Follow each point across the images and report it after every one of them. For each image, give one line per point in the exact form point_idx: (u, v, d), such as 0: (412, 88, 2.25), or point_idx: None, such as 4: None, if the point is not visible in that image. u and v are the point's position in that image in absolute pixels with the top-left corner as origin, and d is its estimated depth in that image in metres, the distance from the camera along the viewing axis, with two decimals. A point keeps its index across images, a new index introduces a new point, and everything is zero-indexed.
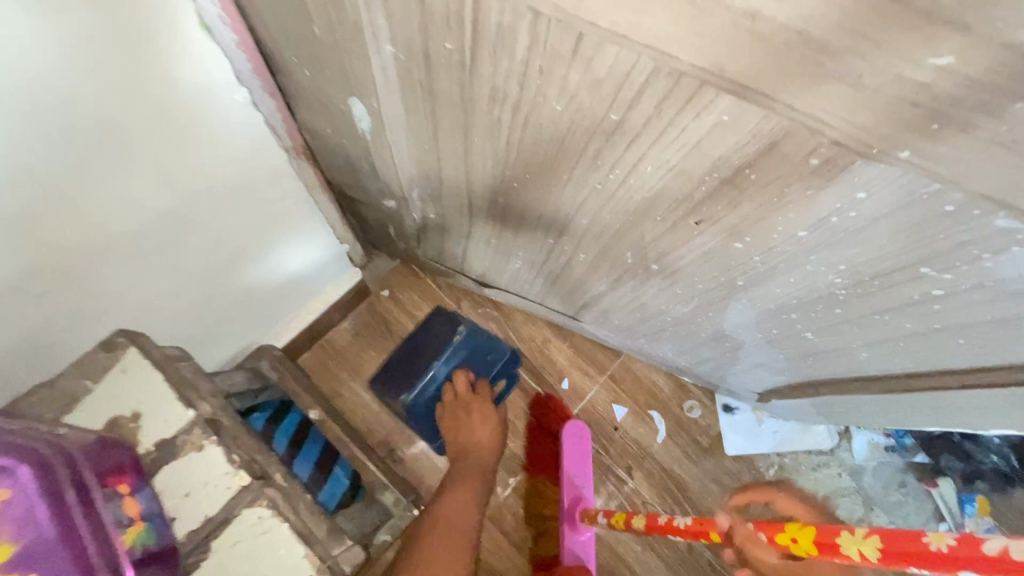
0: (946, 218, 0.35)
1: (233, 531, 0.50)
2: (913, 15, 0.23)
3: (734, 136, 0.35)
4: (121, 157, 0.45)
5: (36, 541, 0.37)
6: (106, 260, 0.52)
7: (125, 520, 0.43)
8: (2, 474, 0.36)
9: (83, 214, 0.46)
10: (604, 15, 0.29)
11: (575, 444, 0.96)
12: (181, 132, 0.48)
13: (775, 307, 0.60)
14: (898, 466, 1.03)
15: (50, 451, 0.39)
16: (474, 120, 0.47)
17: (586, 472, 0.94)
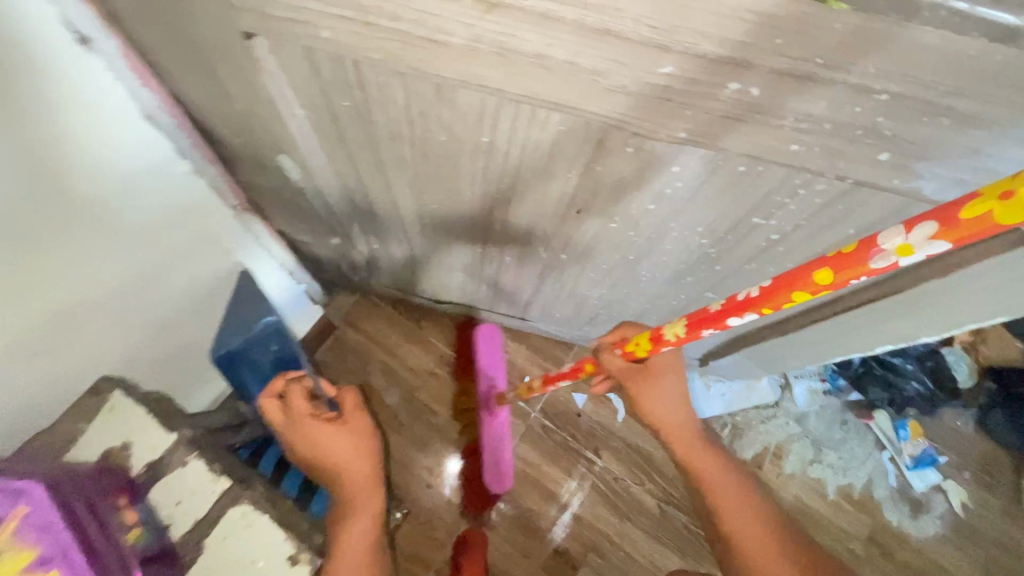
0: (743, 177, 0.45)
1: (223, 528, 0.58)
2: (637, 43, 0.33)
3: (574, 139, 0.45)
4: (91, 235, 0.53)
5: (51, 545, 0.47)
6: (90, 328, 0.60)
7: (126, 526, 0.54)
8: (19, 494, 0.47)
9: (55, 295, 0.53)
10: (447, 68, 0.40)
11: (489, 342, 1.06)
12: (138, 205, 0.56)
13: (673, 274, 0.70)
14: (837, 406, 1.13)
15: (58, 475, 0.51)
16: (384, 159, 0.57)
17: (497, 361, 1.06)
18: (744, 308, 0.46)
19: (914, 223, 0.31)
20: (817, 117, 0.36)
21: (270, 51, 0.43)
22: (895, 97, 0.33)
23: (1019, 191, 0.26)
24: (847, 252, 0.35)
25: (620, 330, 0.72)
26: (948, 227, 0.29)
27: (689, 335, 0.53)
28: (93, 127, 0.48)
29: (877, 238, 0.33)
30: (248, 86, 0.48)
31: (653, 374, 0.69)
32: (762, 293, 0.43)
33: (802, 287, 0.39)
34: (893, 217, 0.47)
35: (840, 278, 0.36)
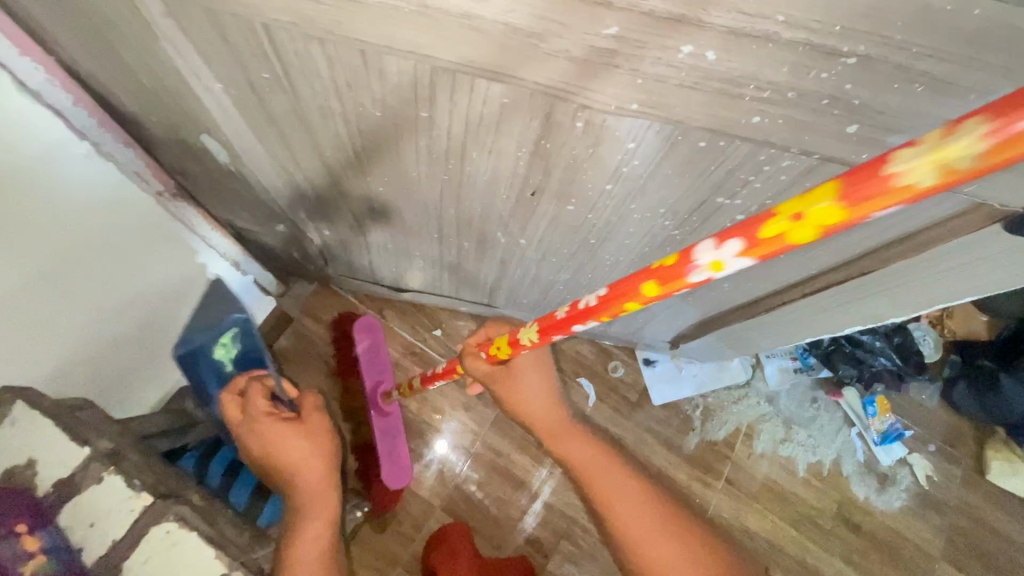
0: (704, 153, 0.41)
1: (141, 551, 0.49)
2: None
3: (519, 114, 0.41)
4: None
5: None
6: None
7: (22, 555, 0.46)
8: None
9: None
10: (367, 32, 0.35)
11: (369, 338, 1.01)
12: (31, 195, 0.49)
13: (637, 258, 0.66)
14: (807, 384, 1.13)
15: None
16: (318, 138, 0.52)
17: (382, 357, 1.01)
18: (584, 315, 0.43)
19: (724, 238, 0.29)
20: (780, 85, 0.33)
21: (165, 13, 0.38)
22: (865, 60, 0.30)
23: (803, 215, 0.26)
24: (670, 262, 0.33)
25: (486, 331, 0.67)
26: (752, 245, 0.28)
27: (542, 340, 0.50)
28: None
29: (694, 250, 0.31)
30: (151, 55, 0.43)
31: (519, 375, 0.65)
32: (599, 301, 0.40)
33: (635, 298, 0.37)
34: None
35: (666, 290, 0.34)
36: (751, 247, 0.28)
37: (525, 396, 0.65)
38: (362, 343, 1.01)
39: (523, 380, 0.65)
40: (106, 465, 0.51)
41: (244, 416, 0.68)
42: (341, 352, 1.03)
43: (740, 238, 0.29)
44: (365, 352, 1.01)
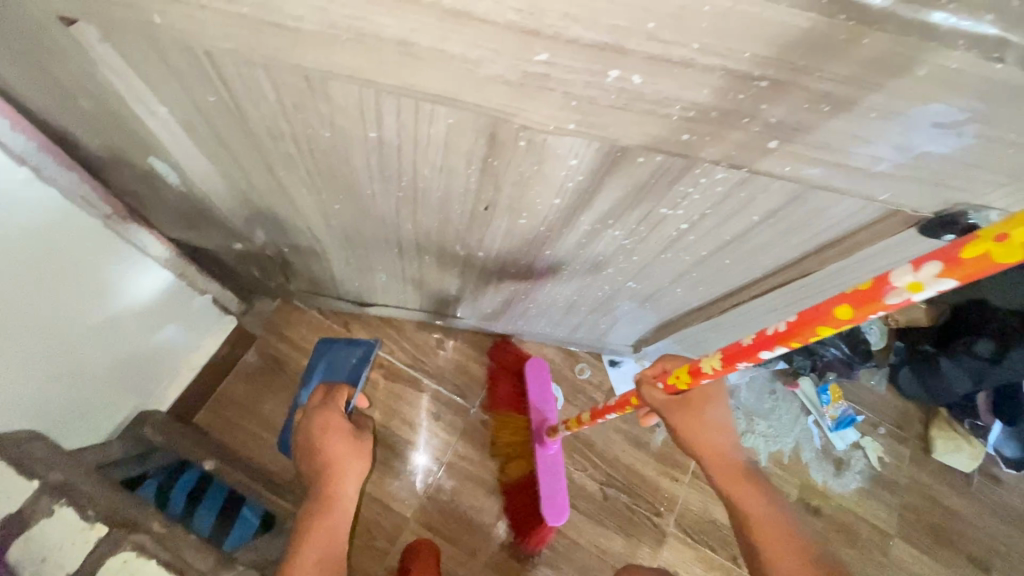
0: (642, 168, 0.43)
1: None
2: (513, 30, 0.31)
3: (466, 133, 0.42)
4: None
5: None
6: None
7: None
8: None
9: None
10: (307, 58, 0.36)
11: (538, 376, 1.06)
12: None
13: (593, 266, 0.69)
14: (765, 377, 1.18)
15: None
16: (269, 159, 0.52)
17: (549, 395, 1.05)
18: (776, 341, 0.46)
19: (922, 262, 0.33)
20: (703, 105, 0.35)
21: (102, 39, 0.38)
22: (774, 83, 0.32)
23: (1011, 235, 0.28)
24: (866, 288, 0.37)
25: (660, 361, 0.68)
26: (952, 267, 0.31)
27: (725, 366, 0.52)
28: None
29: (891, 276, 0.35)
30: (89, 79, 0.42)
31: (695, 407, 0.66)
32: (792, 325, 0.43)
33: (826, 322, 0.40)
34: (792, 203, 0.46)
35: (860, 313, 0.37)
36: (938, 273, 0.32)
37: (703, 427, 0.67)
38: (532, 379, 1.05)
39: (703, 414, 0.67)
40: (58, 498, 0.49)
41: (320, 406, 0.77)
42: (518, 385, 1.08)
43: (935, 262, 0.32)
44: (535, 387, 1.05)
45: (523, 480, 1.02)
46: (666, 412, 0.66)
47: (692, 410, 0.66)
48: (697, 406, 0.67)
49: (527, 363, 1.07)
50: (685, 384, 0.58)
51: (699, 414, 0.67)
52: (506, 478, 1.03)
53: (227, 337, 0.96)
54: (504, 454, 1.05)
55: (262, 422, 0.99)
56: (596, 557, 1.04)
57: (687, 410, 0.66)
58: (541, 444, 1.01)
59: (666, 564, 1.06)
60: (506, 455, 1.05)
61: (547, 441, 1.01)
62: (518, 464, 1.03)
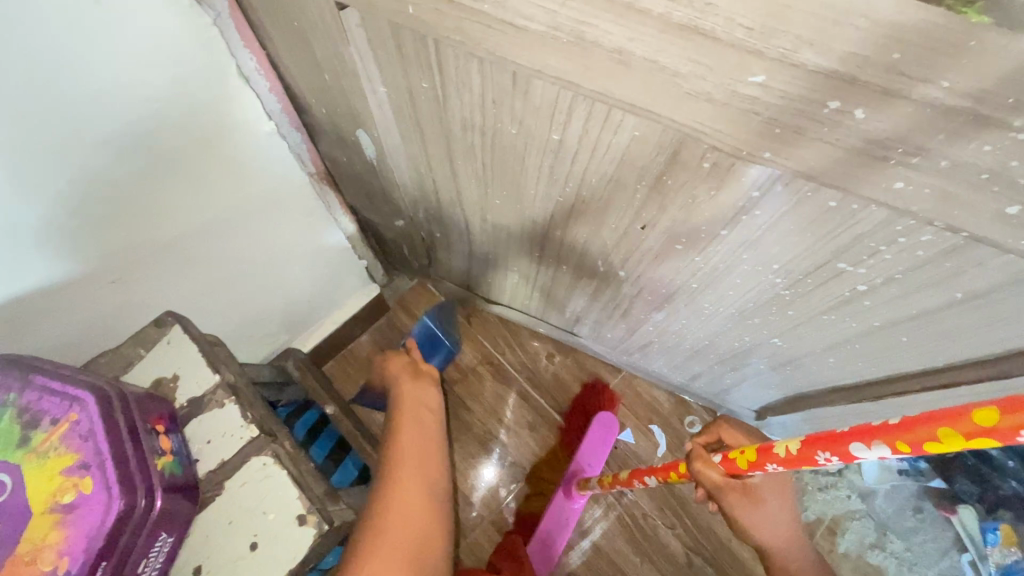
0: (833, 214, 0.40)
1: (240, 474, 0.55)
2: (737, 49, 0.30)
3: (648, 147, 0.43)
4: (169, 179, 0.55)
5: (92, 454, 0.45)
6: (161, 273, 0.63)
7: (159, 450, 0.51)
8: (74, 401, 0.46)
9: (148, 217, 0.56)
10: (520, 55, 0.39)
11: (600, 428, 1.04)
12: (210, 157, 0.57)
13: (738, 312, 0.64)
14: (913, 491, 1.02)
15: (109, 387, 0.49)
16: (453, 146, 0.57)
17: (600, 453, 1.03)
18: (875, 436, 0.35)
19: None
20: (932, 152, 0.32)
21: (359, 24, 0.44)
22: None
23: None
24: None
25: (718, 431, 0.65)
26: None
27: (802, 455, 0.41)
28: (179, 77, 0.49)
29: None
30: (336, 58, 0.50)
31: (758, 500, 0.59)
32: (906, 422, 0.33)
33: (958, 428, 0.30)
34: (1016, 285, 0.40)
35: (1013, 421, 0.28)
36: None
37: (764, 526, 0.60)
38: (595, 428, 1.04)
39: (764, 506, 0.59)
40: (228, 395, 0.58)
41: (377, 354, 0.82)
42: (578, 428, 1.06)
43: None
44: (592, 440, 1.04)
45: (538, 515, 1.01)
46: (723, 499, 0.57)
47: (756, 505, 0.59)
48: (760, 501, 0.59)
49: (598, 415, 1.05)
50: (746, 465, 0.49)
51: (761, 509, 0.59)
52: (524, 506, 1.02)
53: (368, 301, 1.06)
54: (535, 486, 1.03)
55: None
56: None
57: (752, 506, 0.58)
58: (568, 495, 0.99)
59: None
60: (538, 485, 1.03)
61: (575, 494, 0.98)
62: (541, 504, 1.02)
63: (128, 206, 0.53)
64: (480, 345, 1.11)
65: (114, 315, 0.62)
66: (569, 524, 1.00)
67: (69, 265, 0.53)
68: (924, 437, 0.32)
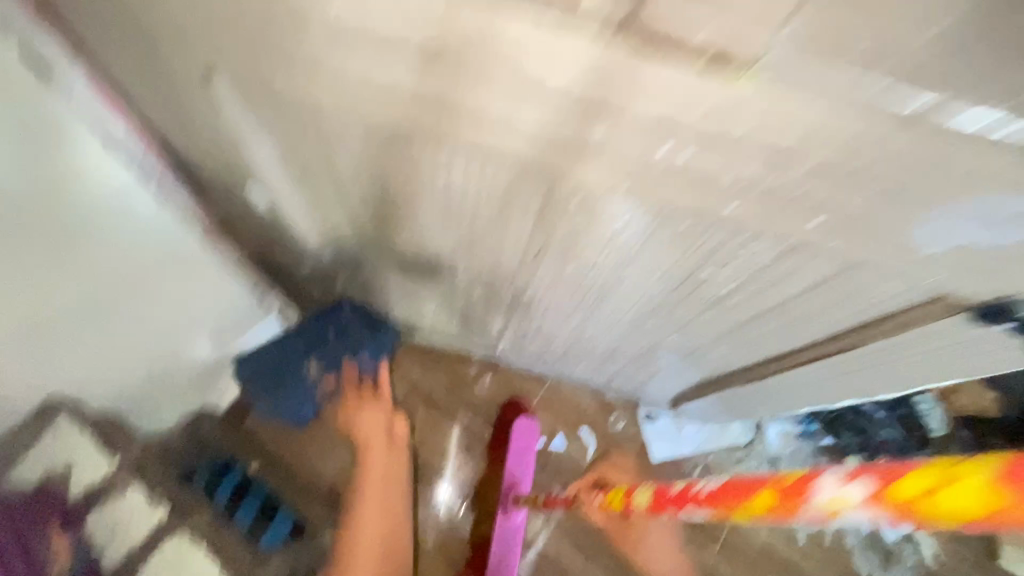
0: (687, 232, 0.47)
1: None
2: (579, 105, 0.35)
3: (526, 188, 0.47)
4: (37, 255, 0.54)
5: None
6: (44, 351, 0.60)
7: None
8: None
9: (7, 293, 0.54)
10: (394, 116, 0.42)
11: (524, 435, 1.09)
12: (80, 225, 0.56)
13: (636, 317, 0.71)
14: (809, 451, 1.14)
15: None
16: (348, 195, 0.59)
17: (527, 460, 1.07)
18: (712, 492, 0.44)
19: (852, 476, 0.30)
20: (747, 180, 0.38)
21: (231, 89, 0.45)
22: (816, 166, 0.35)
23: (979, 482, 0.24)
24: (796, 480, 0.34)
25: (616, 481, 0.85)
26: (897, 507, 0.27)
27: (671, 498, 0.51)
28: (17, 144, 0.48)
29: (823, 480, 0.32)
30: (213, 120, 0.50)
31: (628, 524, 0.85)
32: (735, 484, 0.41)
33: (757, 497, 0.38)
34: (839, 277, 0.48)
35: (782, 500, 0.35)
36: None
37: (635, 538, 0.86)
38: (517, 435, 1.08)
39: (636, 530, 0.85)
40: None
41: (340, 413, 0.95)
42: (499, 441, 1.09)
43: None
44: (516, 450, 1.08)
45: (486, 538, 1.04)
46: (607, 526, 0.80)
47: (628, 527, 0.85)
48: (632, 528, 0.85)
49: (516, 422, 1.09)
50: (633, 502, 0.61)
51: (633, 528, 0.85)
52: (474, 531, 1.05)
53: None
54: (481, 507, 1.06)
55: None
56: None
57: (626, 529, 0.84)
58: (506, 512, 1.03)
59: None
60: (484, 505, 1.06)
61: (512, 510, 1.02)
62: (488, 524, 1.05)
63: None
64: (407, 376, 1.11)
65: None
66: (516, 541, 1.03)
67: None
68: (851, 496, 0.30)
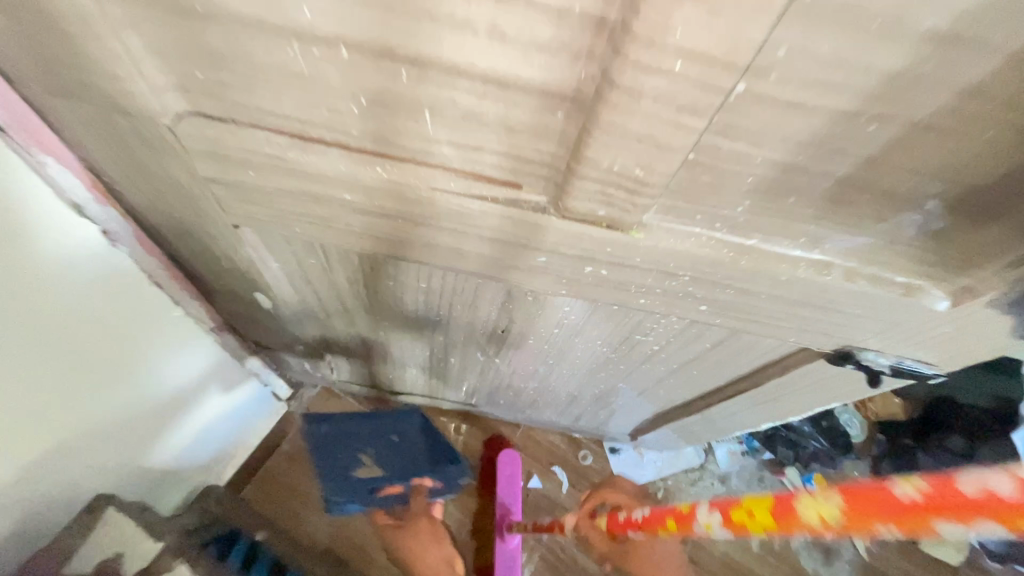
0: (617, 313, 0.62)
1: None
2: (525, 246, 0.50)
3: (493, 290, 0.61)
4: (64, 373, 0.61)
5: None
6: (70, 453, 0.67)
7: None
8: None
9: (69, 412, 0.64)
10: (389, 250, 0.55)
11: (507, 467, 1.19)
12: (99, 337, 0.64)
13: (590, 368, 0.86)
14: (754, 466, 1.32)
15: None
16: (346, 296, 0.72)
17: (514, 489, 1.18)
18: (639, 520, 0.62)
19: (714, 508, 0.45)
20: (649, 284, 0.53)
21: (255, 238, 0.57)
22: (692, 277, 0.51)
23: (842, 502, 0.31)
24: (680, 511, 0.51)
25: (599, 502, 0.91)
26: (734, 526, 0.42)
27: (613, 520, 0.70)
28: (83, 295, 0.59)
29: (699, 508, 0.48)
30: (234, 254, 0.62)
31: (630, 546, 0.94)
32: (652, 512, 0.58)
33: (662, 519, 0.55)
34: (731, 337, 0.64)
35: (678, 526, 0.51)
36: (1006, 505, 0.24)
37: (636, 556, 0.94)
38: (501, 468, 1.19)
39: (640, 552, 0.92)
40: None
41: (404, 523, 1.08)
42: (489, 476, 1.21)
43: (1016, 481, 0.23)
44: (503, 481, 1.18)
45: (488, 565, 1.15)
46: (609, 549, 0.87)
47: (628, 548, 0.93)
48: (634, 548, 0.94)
49: (500, 455, 1.21)
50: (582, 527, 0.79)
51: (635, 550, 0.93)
52: (478, 561, 1.15)
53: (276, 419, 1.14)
54: (480, 538, 1.17)
55: (299, 500, 1.12)
56: None
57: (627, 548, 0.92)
58: (503, 539, 1.13)
59: None
60: (482, 536, 1.17)
61: (507, 537, 1.13)
62: (489, 553, 1.15)
63: (26, 411, 0.59)
64: None
65: (47, 509, 0.67)
66: (516, 563, 1.13)
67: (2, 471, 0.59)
68: (817, 514, 0.33)
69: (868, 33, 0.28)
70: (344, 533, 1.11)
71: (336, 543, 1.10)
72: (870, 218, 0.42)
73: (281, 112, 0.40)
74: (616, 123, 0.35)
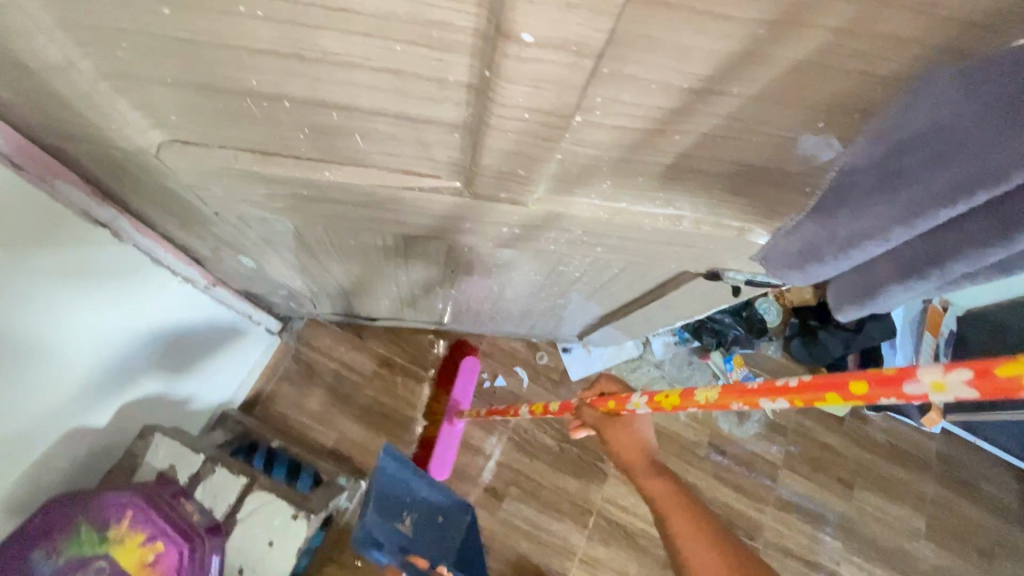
0: (538, 255, 0.77)
1: None
2: (453, 216, 0.64)
3: (437, 244, 0.75)
4: (66, 346, 0.74)
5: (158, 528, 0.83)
6: (104, 399, 0.85)
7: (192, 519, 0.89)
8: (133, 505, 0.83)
9: (99, 369, 0.82)
10: (347, 223, 0.68)
11: (469, 368, 1.40)
12: (112, 310, 0.79)
13: (532, 291, 1.03)
14: (684, 352, 1.57)
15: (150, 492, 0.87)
16: (317, 253, 0.85)
17: (468, 385, 1.39)
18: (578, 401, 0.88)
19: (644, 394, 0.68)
20: (554, 237, 0.68)
21: (234, 220, 0.69)
22: (582, 230, 0.66)
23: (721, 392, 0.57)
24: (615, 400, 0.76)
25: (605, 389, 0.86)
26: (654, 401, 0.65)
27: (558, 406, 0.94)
28: (96, 280, 0.74)
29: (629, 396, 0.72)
30: (216, 230, 0.74)
31: (625, 422, 0.79)
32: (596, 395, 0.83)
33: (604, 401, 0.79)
34: (630, 266, 0.80)
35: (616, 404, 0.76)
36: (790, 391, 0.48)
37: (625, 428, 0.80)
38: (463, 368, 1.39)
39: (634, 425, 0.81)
40: None
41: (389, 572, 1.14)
42: (450, 373, 1.41)
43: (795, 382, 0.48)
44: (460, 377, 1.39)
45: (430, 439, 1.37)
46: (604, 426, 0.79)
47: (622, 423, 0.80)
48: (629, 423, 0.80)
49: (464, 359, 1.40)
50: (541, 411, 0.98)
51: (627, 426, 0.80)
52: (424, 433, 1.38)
53: (272, 350, 1.31)
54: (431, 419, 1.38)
55: (302, 413, 1.33)
56: (556, 493, 1.41)
57: (619, 425, 0.79)
58: (449, 422, 1.35)
59: (610, 496, 1.42)
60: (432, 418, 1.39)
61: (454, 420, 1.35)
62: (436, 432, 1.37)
63: (55, 376, 0.74)
64: (374, 352, 1.41)
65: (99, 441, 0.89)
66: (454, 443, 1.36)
67: (59, 419, 0.78)
68: (706, 395, 0.58)
69: (650, 90, 0.41)
70: (346, 437, 1.34)
71: (339, 446, 1.33)
72: (700, 188, 0.57)
73: (245, 139, 0.52)
74: (497, 147, 0.47)
